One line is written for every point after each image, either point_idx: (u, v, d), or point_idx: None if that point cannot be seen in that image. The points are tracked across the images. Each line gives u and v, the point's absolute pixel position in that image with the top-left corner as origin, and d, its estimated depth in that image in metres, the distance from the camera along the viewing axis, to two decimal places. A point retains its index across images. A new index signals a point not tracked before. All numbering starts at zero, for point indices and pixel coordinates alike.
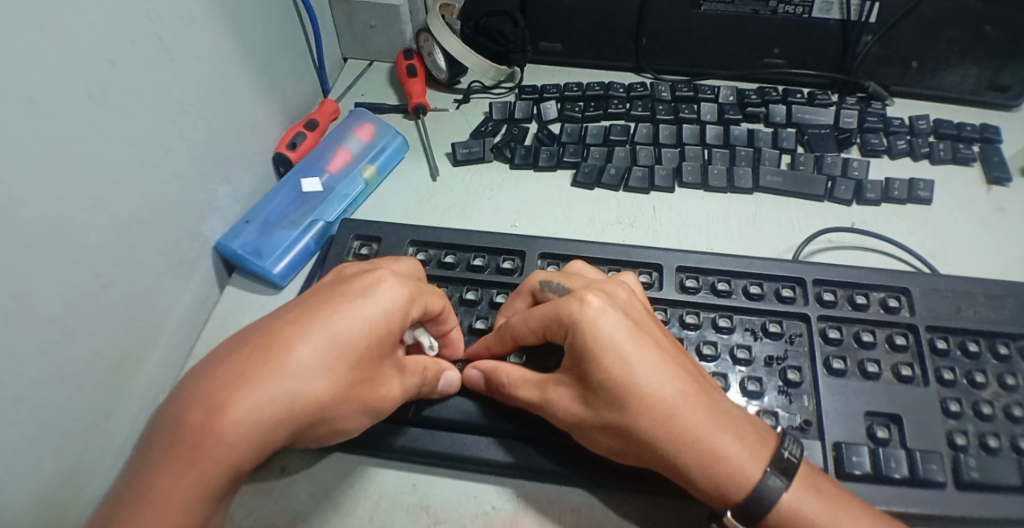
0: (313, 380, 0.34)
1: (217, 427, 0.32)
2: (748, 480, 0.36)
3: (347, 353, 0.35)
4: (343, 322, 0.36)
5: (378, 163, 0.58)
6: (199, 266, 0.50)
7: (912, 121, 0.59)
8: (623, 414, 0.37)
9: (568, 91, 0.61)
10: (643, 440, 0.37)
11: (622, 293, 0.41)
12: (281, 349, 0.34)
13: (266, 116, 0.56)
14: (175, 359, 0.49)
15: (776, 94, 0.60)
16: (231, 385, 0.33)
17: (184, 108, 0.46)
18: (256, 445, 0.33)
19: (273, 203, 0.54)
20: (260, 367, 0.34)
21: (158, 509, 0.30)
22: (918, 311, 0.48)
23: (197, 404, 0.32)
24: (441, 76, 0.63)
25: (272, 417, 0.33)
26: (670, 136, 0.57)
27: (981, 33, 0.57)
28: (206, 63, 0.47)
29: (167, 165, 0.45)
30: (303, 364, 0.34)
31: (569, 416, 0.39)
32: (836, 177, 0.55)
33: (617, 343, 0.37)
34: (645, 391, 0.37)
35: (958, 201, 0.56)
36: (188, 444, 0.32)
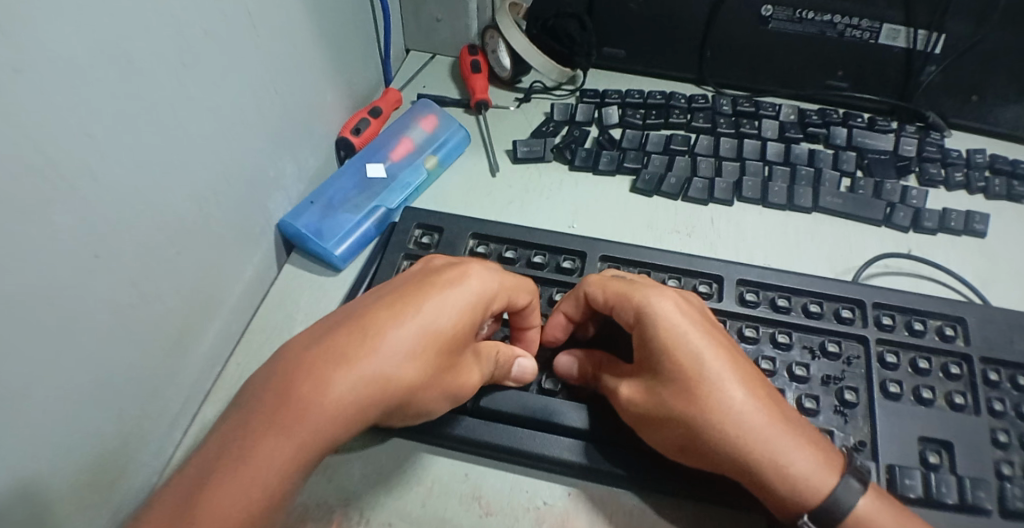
0: (408, 364, 0.33)
1: (319, 400, 0.31)
2: (823, 489, 0.36)
3: (448, 328, 0.35)
4: (450, 295, 0.36)
5: (440, 155, 0.58)
6: (262, 242, 0.51)
7: (969, 154, 0.59)
8: (694, 412, 0.37)
9: (630, 97, 0.61)
10: (710, 444, 0.37)
11: (694, 299, 0.43)
12: (375, 330, 0.34)
13: (333, 100, 0.57)
14: (232, 333, 0.49)
15: (837, 116, 0.60)
16: (346, 349, 0.33)
17: (263, 84, 0.47)
18: (353, 417, 0.32)
19: (337, 185, 0.55)
20: (356, 346, 0.33)
21: (260, 466, 0.29)
22: (972, 341, 0.48)
23: (296, 375, 0.32)
24: (503, 74, 0.63)
25: (369, 394, 0.32)
26: (731, 149, 0.57)
27: None
28: (286, 40, 0.48)
29: (243, 138, 0.46)
30: (410, 334, 0.34)
31: (635, 411, 0.40)
32: (896, 204, 0.55)
33: (689, 338, 0.38)
34: (717, 391, 0.37)
35: (1012, 237, 0.56)
36: (300, 395, 0.31)
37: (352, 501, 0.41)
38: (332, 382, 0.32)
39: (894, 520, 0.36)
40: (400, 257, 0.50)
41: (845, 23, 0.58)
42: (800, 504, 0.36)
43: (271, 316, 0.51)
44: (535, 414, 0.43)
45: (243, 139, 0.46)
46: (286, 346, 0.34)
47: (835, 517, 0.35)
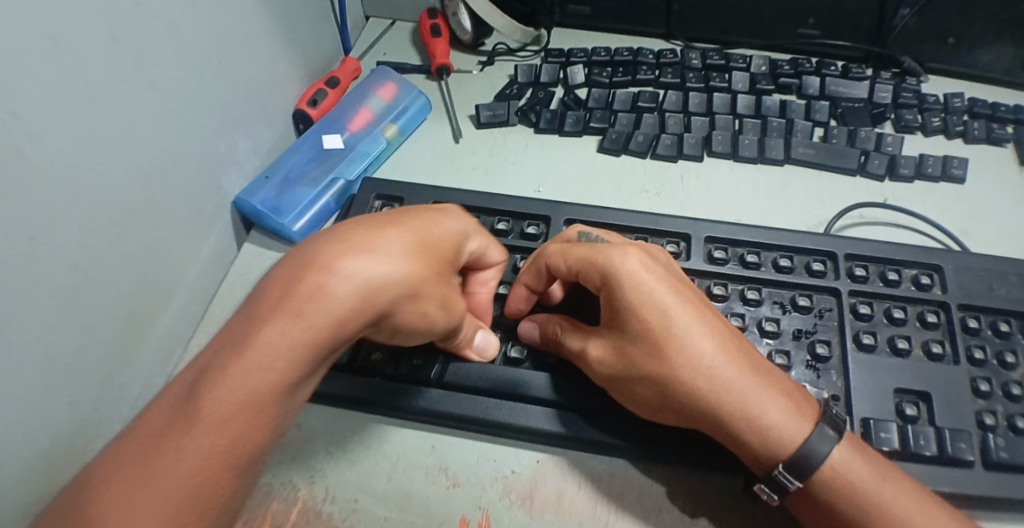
0: (409, 263, 0.34)
1: (321, 289, 0.31)
2: (795, 440, 0.35)
3: (422, 265, 0.35)
4: (414, 238, 0.35)
5: (400, 123, 0.56)
6: (217, 221, 0.50)
7: (947, 98, 0.57)
8: (662, 365, 0.37)
9: (596, 55, 0.59)
10: (682, 397, 0.36)
11: (664, 256, 0.42)
12: (376, 235, 0.34)
13: (286, 72, 0.55)
14: (192, 315, 0.48)
15: (810, 65, 0.58)
16: (313, 285, 0.31)
17: (206, 57, 0.45)
18: (354, 312, 0.31)
19: (294, 159, 0.53)
20: (358, 243, 0.33)
21: (260, 354, 0.29)
22: (950, 289, 0.47)
23: (300, 268, 0.32)
24: (465, 37, 0.60)
25: (371, 292, 0.32)
26: (701, 104, 0.55)
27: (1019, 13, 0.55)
28: (227, 9, 0.46)
29: (188, 114, 0.44)
30: (387, 270, 0.33)
31: (604, 372, 0.39)
32: (870, 152, 0.53)
33: (656, 295, 0.37)
34: (684, 345, 0.37)
35: (990, 181, 0.55)
36: (310, 281, 0.31)
37: (316, 479, 0.41)
38: (340, 276, 0.31)
39: (872, 473, 0.36)
40: None
41: None
42: (773, 455, 0.36)
43: (231, 297, 0.50)
44: (499, 382, 0.42)
45: (189, 116, 0.44)
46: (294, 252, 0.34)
47: (809, 465, 0.35)
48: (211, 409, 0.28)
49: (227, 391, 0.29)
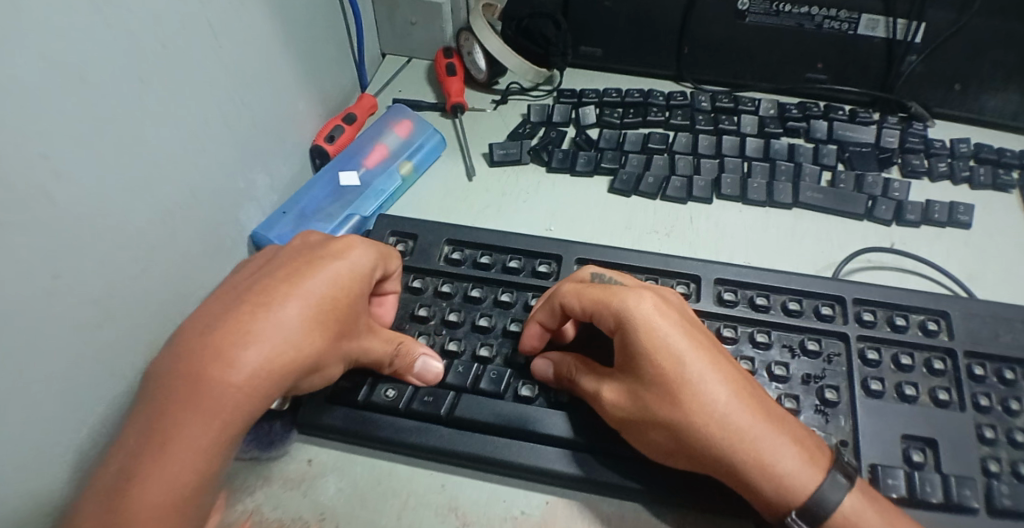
0: (309, 333, 0.37)
1: (218, 380, 0.33)
2: (807, 486, 0.36)
3: (328, 311, 0.38)
4: (317, 278, 0.39)
5: (416, 160, 0.57)
6: (235, 253, 0.51)
7: (953, 143, 0.58)
8: (679, 411, 0.37)
9: (608, 96, 0.60)
10: (695, 444, 0.37)
11: (675, 296, 0.43)
12: (268, 309, 0.36)
13: (305, 108, 0.56)
14: None
15: (818, 109, 0.59)
16: (228, 341, 0.35)
17: (229, 95, 0.46)
18: (261, 392, 0.35)
19: (311, 194, 0.54)
20: (248, 324, 0.35)
21: (178, 449, 0.32)
22: (956, 335, 0.48)
23: (196, 359, 0.34)
24: (480, 76, 0.62)
25: (275, 368, 0.35)
26: (710, 146, 0.57)
27: None
28: (250, 50, 0.47)
29: (209, 149, 0.45)
30: (289, 314, 0.37)
31: (619, 414, 0.39)
32: (877, 197, 0.54)
33: (670, 340, 0.37)
34: (698, 391, 0.37)
35: (996, 226, 0.55)
36: (215, 369, 0.34)
37: (325, 516, 0.41)
38: (240, 366, 0.34)
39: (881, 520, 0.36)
40: None
41: (823, 14, 0.57)
42: (788, 502, 0.36)
43: None
44: (510, 421, 0.42)
45: (212, 152, 0.45)
46: (180, 332, 0.36)
47: (823, 512, 0.35)
48: (148, 479, 0.30)
49: (175, 447, 0.32)
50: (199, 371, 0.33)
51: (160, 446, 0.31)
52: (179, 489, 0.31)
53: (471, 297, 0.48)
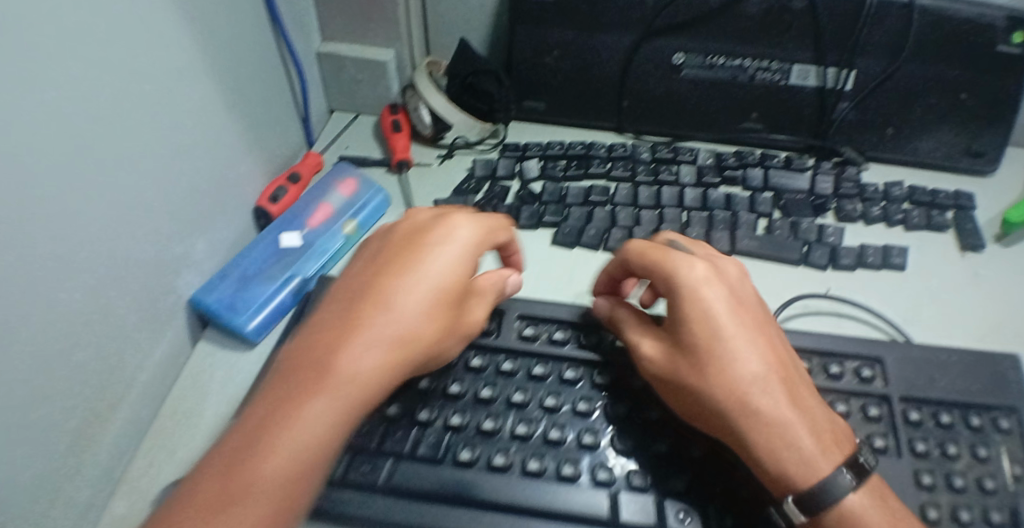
0: (424, 318, 0.39)
1: (331, 376, 0.36)
2: (824, 468, 0.37)
3: (440, 293, 0.40)
4: (439, 266, 0.40)
5: (359, 219, 0.58)
6: (172, 321, 0.50)
7: (888, 187, 0.60)
8: (703, 384, 0.40)
9: (550, 149, 0.61)
10: (717, 412, 0.40)
11: (735, 268, 0.46)
12: (385, 302, 0.39)
13: (250, 171, 0.57)
14: (145, 415, 0.48)
15: (754, 157, 0.60)
16: (331, 349, 0.37)
17: (169, 164, 0.46)
18: (381, 382, 0.37)
19: (253, 257, 0.55)
20: (366, 318, 0.38)
21: (292, 440, 0.34)
22: (892, 382, 0.48)
23: (300, 369, 0.37)
24: (425, 132, 0.62)
25: (392, 360, 0.38)
26: (650, 197, 0.58)
27: (958, 100, 0.59)
28: (192, 119, 0.48)
29: (148, 219, 0.45)
30: (407, 309, 0.39)
31: (685, 398, 0.42)
32: (812, 243, 0.56)
33: (721, 315, 0.41)
34: (729, 361, 0.40)
35: (932, 266, 0.56)
36: (313, 378, 0.36)
37: None
38: (343, 363, 0.36)
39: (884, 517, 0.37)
40: None
41: (756, 66, 0.59)
42: (791, 480, 0.38)
43: (186, 397, 0.51)
44: (450, 487, 0.43)
45: (153, 220, 0.46)
46: (304, 337, 0.39)
47: (832, 498, 0.37)
48: (250, 494, 0.32)
49: (251, 483, 0.32)
50: (302, 377, 0.36)
51: (239, 463, 0.33)
52: (282, 495, 0.33)
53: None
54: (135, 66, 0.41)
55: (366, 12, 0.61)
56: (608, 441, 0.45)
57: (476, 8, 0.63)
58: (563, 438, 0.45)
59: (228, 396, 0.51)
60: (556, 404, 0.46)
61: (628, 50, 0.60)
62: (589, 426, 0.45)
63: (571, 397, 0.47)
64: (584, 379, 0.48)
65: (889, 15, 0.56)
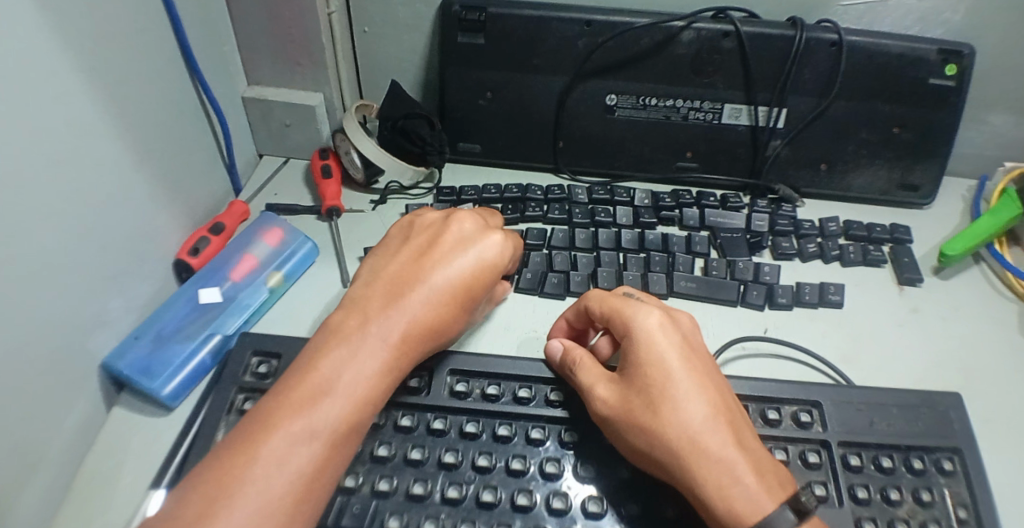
0: (435, 309, 0.42)
1: (347, 360, 0.38)
2: (765, 506, 0.35)
3: (451, 291, 0.43)
4: (453, 273, 0.44)
5: (285, 269, 0.56)
6: (84, 387, 0.45)
7: (823, 222, 0.60)
8: (656, 419, 0.38)
9: (486, 192, 0.60)
10: (665, 454, 0.38)
11: (684, 319, 0.45)
12: (399, 300, 0.42)
13: (167, 221, 0.54)
14: (55, 488, 0.43)
15: (690, 196, 0.61)
16: (342, 336, 0.40)
17: (81, 218, 0.43)
18: (393, 367, 0.40)
19: (168, 316, 0.52)
20: (380, 312, 0.41)
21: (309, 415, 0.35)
22: (830, 426, 0.46)
23: (311, 356, 0.39)
24: (357, 174, 0.62)
25: (404, 345, 0.40)
26: (586, 240, 0.57)
27: (891, 134, 0.60)
28: (106, 169, 0.45)
29: (57, 277, 0.41)
30: (418, 303, 0.42)
31: (632, 434, 0.39)
32: (748, 282, 0.55)
33: (667, 358, 0.40)
34: (675, 404, 0.38)
35: (870, 303, 0.56)
36: (328, 359, 0.38)
37: None
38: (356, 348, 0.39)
39: None
40: (233, 391, 0.46)
41: (687, 106, 0.60)
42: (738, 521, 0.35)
43: (98, 475, 0.45)
44: None
45: (61, 279, 0.41)
46: (322, 331, 0.41)
47: None
48: (256, 463, 0.33)
49: (261, 455, 0.33)
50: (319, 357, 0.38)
51: (257, 433, 0.34)
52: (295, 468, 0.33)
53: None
54: (38, 118, 0.38)
55: (294, 55, 0.62)
56: (544, 502, 0.40)
57: (409, 49, 0.66)
58: (497, 500, 0.40)
59: (146, 471, 0.45)
60: (489, 463, 0.41)
61: (560, 92, 0.60)
62: (523, 486, 0.41)
63: (504, 455, 0.42)
64: (518, 435, 0.43)
65: (819, 54, 0.56)
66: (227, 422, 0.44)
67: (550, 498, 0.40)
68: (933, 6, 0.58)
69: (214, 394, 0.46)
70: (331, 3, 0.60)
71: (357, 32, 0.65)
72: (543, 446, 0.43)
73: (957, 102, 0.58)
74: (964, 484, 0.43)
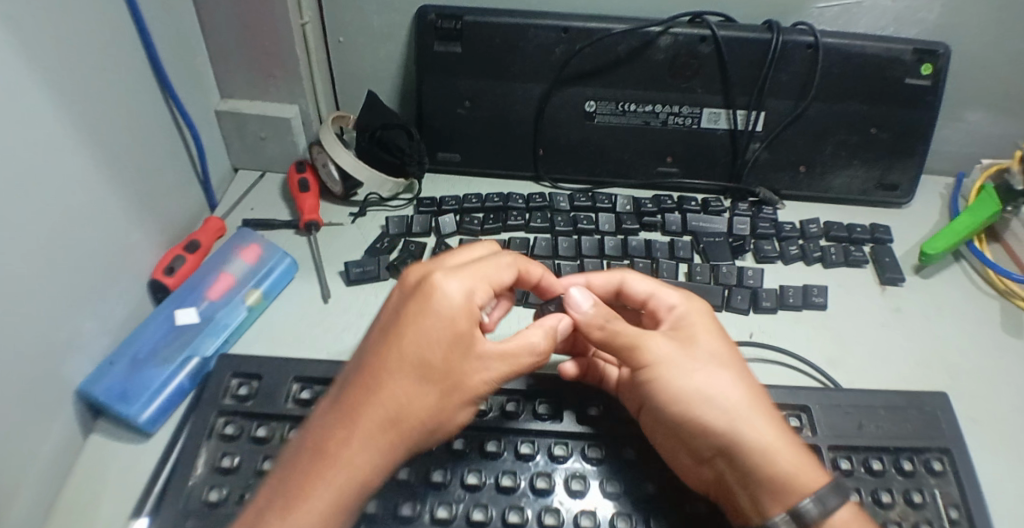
0: (422, 378, 0.35)
1: (331, 456, 0.33)
2: (813, 486, 0.36)
3: (435, 354, 0.36)
4: (439, 318, 0.36)
5: (264, 287, 0.55)
6: (58, 414, 0.43)
7: (804, 224, 0.60)
8: (714, 380, 0.39)
9: (467, 202, 0.60)
10: (724, 414, 0.38)
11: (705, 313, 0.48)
12: (379, 375, 0.35)
13: (140, 241, 0.52)
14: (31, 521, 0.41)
15: (671, 202, 0.61)
16: (331, 424, 0.34)
17: (53, 240, 0.41)
18: (385, 454, 0.34)
19: (144, 339, 0.50)
20: (362, 391, 0.35)
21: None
22: (819, 430, 0.45)
23: (306, 448, 0.34)
24: (335, 187, 0.61)
25: (393, 428, 0.34)
26: (569, 248, 0.56)
27: (869, 135, 0.60)
28: (77, 189, 0.44)
29: (30, 303, 0.39)
30: (401, 376, 0.35)
31: (687, 393, 0.39)
32: (732, 287, 0.55)
33: (717, 333, 0.42)
34: (730, 371, 0.40)
35: (853, 303, 0.56)
36: (316, 456, 0.33)
37: None
38: (343, 440, 0.34)
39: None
40: (213, 415, 0.45)
41: (667, 111, 0.60)
42: (791, 481, 0.37)
43: (73, 507, 0.43)
44: None
45: (31, 306, 0.40)
46: (319, 413, 0.36)
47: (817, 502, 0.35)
48: None
49: None
50: (306, 455, 0.33)
51: None
52: None
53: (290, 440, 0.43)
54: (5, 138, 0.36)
55: (268, 67, 0.61)
56: (536, 519, 0.39)
57: (385, 59, 0.65)
58: (488, 518, 0.39)
59: (125, 502, 0.43)
60: (479, 481, 0.40)
61: (539, 100, 0.60)
62: (514, 503, 0.40)
63: (494, 471, 0.41)
64: (507, 451, 0.42)
65: (797, 56, 0.57)
66: (207, 446, 0.43)
67: (542, 515, 0.39)
68: (907, 6, 0.58)
69: (193, 418, 0.45)
70: (304, 14, 0.59)
71: (332, 41, 0.64)
72: (533, 460, 0.42)
73: (934, 101, 0.58)
74: (953, 484, 0.43)
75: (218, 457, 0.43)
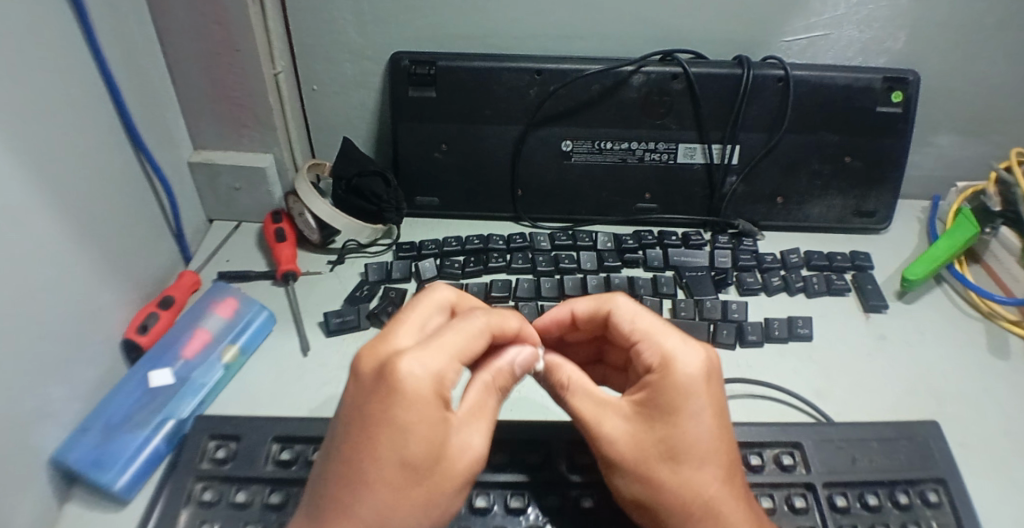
0: (402, 484, 0.29)
1: None
2: None
3: (415, 455, 0.29)
4: (411, 409, 0.29)
5: (241, 342, 0.54)
6: (30, 488, 0.41)
7: (784, 255, 0.61)
8: (651, 488, 0.36)
9: (447, 246, 0.60)
10: (659, 519, 0.36)
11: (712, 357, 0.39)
12: (358, 481, 0.29)
13: (113, 299, 0.51)
14: None
15: (652, 237, 0.61)
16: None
17: (21, 306, 0.40)
18: None
19: (116, 403, 0.48)
20: (340, 500, 0.29)
21: None
22: (813, 467, 0.43)
23: None
24: (312, 236, 0.60)
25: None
26: (552, 288, 0.56)
27: (843, 163, 0.61)
28: (45, 252, 0.42)
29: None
30: (381, 485, 0.29)
31: (625, 499, 0.37)
32: (718, 322, 0.54)
33: (682, 426, 0.35)
34: (676, 478, 0.35)
35: (837, 333, 0.56)
36: None
37: None
38: None
39: None
40: (191, 481, 0.43)
41: (643, 148, 0.60)
42: None
43: None
44: None
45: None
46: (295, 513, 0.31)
47: None
48: None
49: None
50: None
51: None
52: None
53: (269, 505, 0.41)
54: None
55: (240, 118, 0.60)
56: None
57: (359, 106, 0.65)
58: None
59: None
60: None
61: (515, 141, 0.60)
62: None
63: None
64: (497, 505, 0.40)
65: (767, 90, 0.57)
66: (182, 516, 0.41)
67: None
68: (873, 37, 0.59)
69: (169, 485, 0.43)
70: (277, 64, 0.59)
71: (306, 90, 0.64)
72: (524, 514, 0.40)
73: (905, 128, 0.59)
74: (950, 515, 0.42)
75: (195, 526, 0.41)
